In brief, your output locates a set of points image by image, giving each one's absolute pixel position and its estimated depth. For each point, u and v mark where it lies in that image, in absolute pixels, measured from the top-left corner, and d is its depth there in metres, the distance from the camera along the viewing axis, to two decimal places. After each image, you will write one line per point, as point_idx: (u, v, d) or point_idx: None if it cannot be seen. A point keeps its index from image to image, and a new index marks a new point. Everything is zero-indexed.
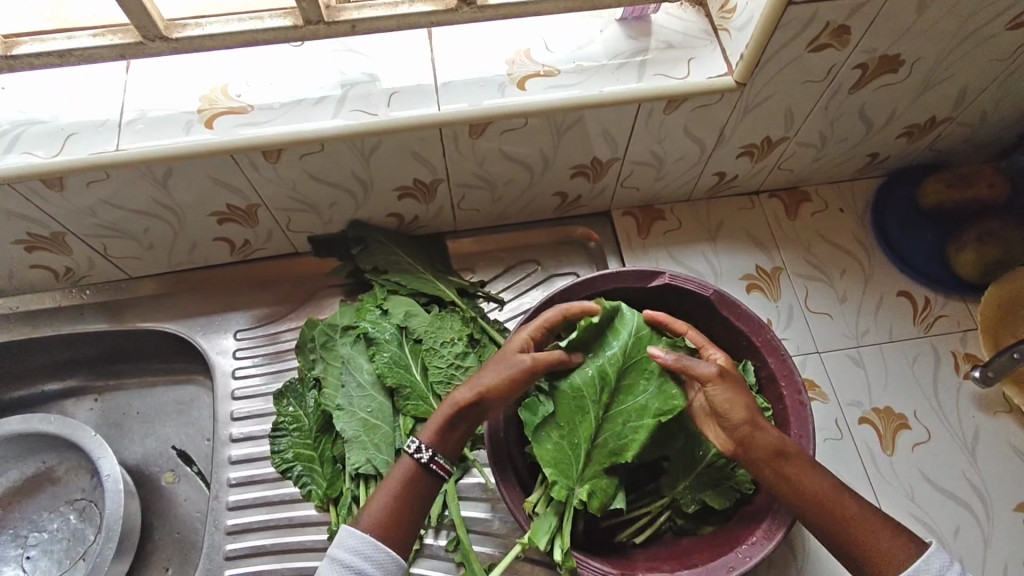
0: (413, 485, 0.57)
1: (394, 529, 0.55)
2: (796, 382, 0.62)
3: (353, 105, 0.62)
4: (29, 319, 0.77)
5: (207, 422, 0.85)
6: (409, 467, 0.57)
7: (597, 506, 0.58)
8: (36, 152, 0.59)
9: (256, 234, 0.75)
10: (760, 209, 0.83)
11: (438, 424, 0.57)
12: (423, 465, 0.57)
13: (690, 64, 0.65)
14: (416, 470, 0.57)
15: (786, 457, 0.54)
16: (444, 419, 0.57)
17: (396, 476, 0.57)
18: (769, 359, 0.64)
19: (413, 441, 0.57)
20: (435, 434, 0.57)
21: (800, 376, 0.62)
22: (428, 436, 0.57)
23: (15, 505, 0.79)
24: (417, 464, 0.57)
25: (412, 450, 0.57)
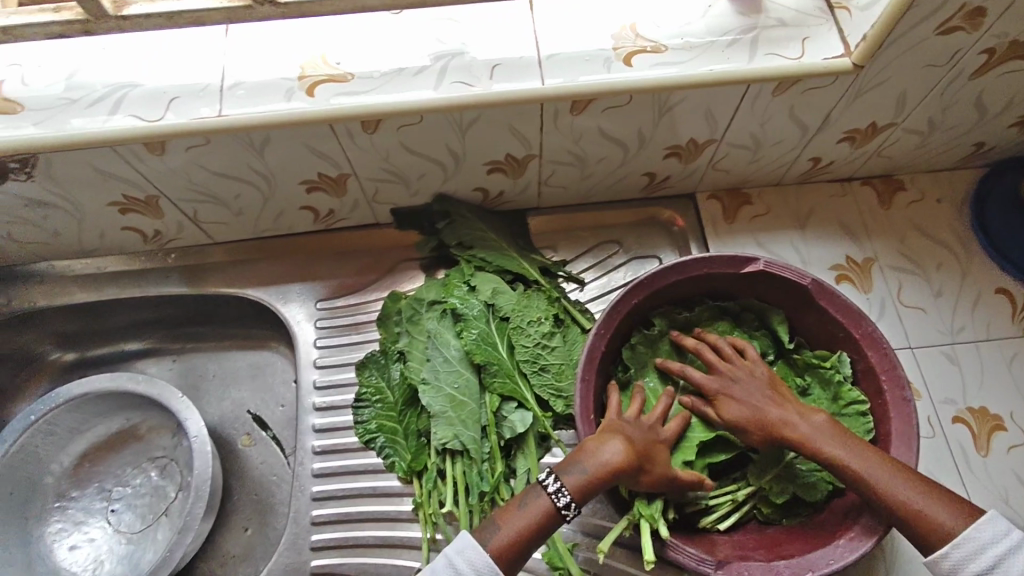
0: (546, 530, 0.54)
1: (514, 560, 0.53)
2: (899, 377, 0.59)
3: (454, 76, 0.61)
4: (117, 280, 0.79)
5: (282, 387, 0.87)
6: (550, 513, 0.54)
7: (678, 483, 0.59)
8: (140, 115, 0.59)
9: (341, 204, 0.74)
10: (852, 196, 0.81)
11: (592, 485, 0.54)
12: (563, 519, 0.54)
13: (805, 43, 0.61)
14: (555, 519, 0.54)
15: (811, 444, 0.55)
16: (600, 486, 0.55)
17: (530, 514, 0.54)
18: (868, 352, 0.62)
19: (560, 493, 0.54)
20: (584, 494, 0.54)
21: (903, 371, 0.60)
22: (573, 487, 0.54)
23: (100, 460, 0.81)
24: (557, 513, 0.54)
25: (562, 504, 0.54)
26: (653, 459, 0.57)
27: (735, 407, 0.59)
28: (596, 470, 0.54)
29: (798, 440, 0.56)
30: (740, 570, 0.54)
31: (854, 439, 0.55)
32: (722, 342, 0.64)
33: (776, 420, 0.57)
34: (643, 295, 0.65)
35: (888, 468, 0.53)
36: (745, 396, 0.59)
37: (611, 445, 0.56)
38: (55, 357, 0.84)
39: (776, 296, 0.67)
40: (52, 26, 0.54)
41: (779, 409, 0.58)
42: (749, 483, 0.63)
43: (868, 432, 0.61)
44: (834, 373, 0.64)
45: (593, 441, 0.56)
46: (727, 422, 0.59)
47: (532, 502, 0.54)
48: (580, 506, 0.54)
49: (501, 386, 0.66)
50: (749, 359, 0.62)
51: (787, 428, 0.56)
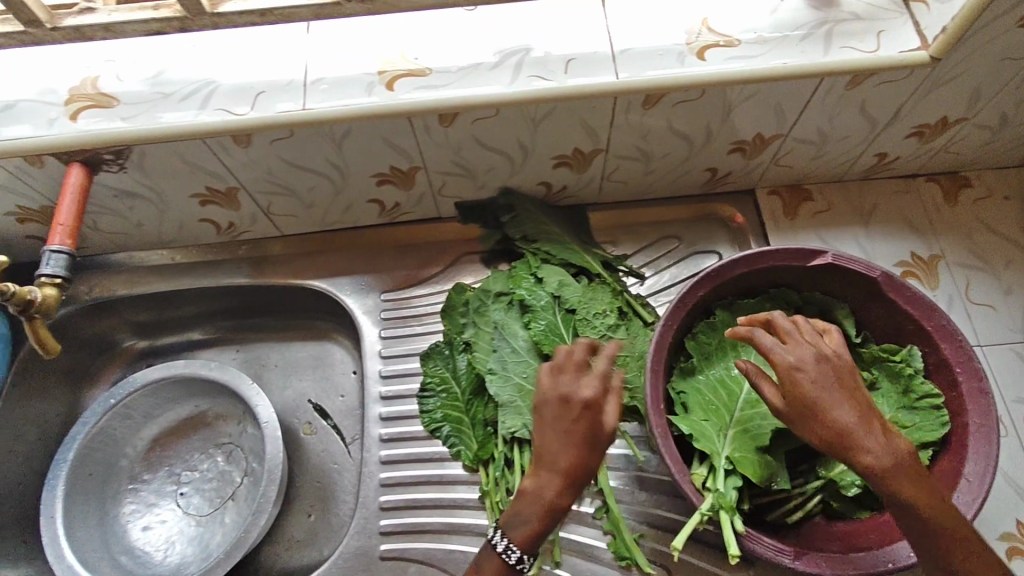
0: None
1: None
2: (975, 369, 0.59)
3: (530, 71, 0.62)
4: (190, 270, 0.82)
5: (342, 378, 0.88)
6: (502, 571, 0.52)
7: (752, 472, 0.59)
8: (230, 108, 0.61)
9: (408, 197, 0.76)
10: (916, 193, 0.80)
11: (537, 531, 0.52)
12: (519, 571, 0.53)
13: (880, 37, 0.62)
14: (511, 573, 0.53)
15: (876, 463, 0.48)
16: (542, 526, 0.52)
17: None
18: (942, 345, 0.61)
19: (510, 551, 0.52)
20: (533, 541, 0.52)
21: (979, 363, 0.59)
22: (523, 538, 0.52)
23: (169, 445, 0.84)
24: (513, 568, 0.52)
25: (513, 561, 0.52)
26: (579, 463, 0.50)
27: (818, 411, 0.49)
28: (538, 517, 0.51)
29: (872, 465, 0.48)
30: (817, 562, 0.55)
31: (920, 473, 0.49)
32: (805, 323, 0.55)
33: (855, 438, 0.49)
34: (710, 288, 0.66)
35: (948, 519, 0.48)
36: (833, 407, 0.49)
37: (545, 476, 0.51)
38: (129, 345, 0.87)
39: (845, 289, 0.66)
40: (153, 22, 0.56)
41: (869, 432, 0.49)
42: (820, 476, 0.62)
43: (943, 425, 0.60)
44: (905, 366, 0.62)
45: (529, 480, 0.52)
46: (792, 418, 0.51)
47: (484, 557, 0.53)
48: (532, 554, 0.53)
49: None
50: (836, 356, 0.52)
51: (864, 451, 0.48)
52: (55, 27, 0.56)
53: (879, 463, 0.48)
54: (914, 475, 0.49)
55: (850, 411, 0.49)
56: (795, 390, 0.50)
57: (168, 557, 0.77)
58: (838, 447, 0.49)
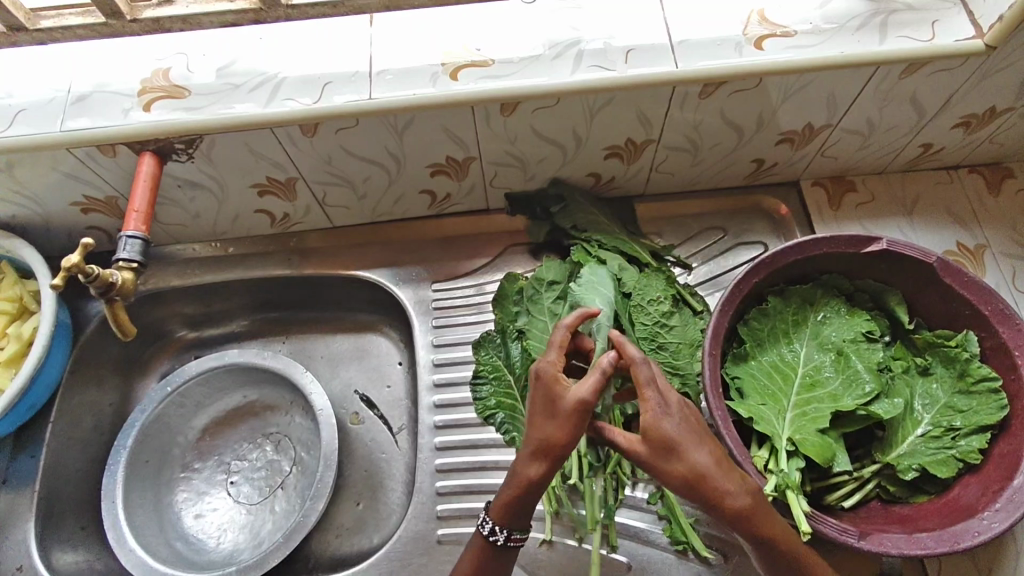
0: (489, 563, 0.58)
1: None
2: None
3: (591, 61, 0.63)
4: (242, 261, 0.83)
5: (388, 369, 0.90)
6: (487, 548, 0.58)
7: (815, 454, 0.59)
8: (297, 98, 0.63)
9: (459, 188, 0.77)
10: (958, 184, 0.81)
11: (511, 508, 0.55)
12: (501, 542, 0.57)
13: (934, 26, 0.63)
14: (492, 545, 0.57)
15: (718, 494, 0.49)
16: (511, 503, 0.55)
17: (471, 555, 0.58)
18: (999, 328, 0.62)
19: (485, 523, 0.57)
20: (511, 514, 0.55)
21: None
22: (501, 512, 0.56)
23: (218, 434, 0.85)
24: (492, 543, 0.57)
25: (487, 531, 0.57)
26: (550, 438, 0.51)
27: (678, 454, 0.49)
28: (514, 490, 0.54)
29: (725, 500, 0.49)
30: (882, 542, 0.55)
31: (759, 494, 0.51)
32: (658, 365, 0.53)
33: (711, 478, 0.49)
34: (765, 274, 0.67)
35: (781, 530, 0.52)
36: (690, 451, 0.49)
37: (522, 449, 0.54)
38: (180, 335, 0.89)
39: (897, 275, 0.67)
40: (229, 14, 0.59)
41: (722, 474, 0.49)
42: (877, 460, 0.63)
43: (1002, 408, 0.60)
44: (961, 351, 0.63)
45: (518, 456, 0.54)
46: (656, 473, 0.50)
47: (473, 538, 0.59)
48: (512, 526, 0.56)
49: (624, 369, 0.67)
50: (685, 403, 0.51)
51: (725, 493, 0.49)
52: (135, 19, 0.58)
53: (721, 496, 0.49)
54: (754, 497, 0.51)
55: (697, 452, 0.49)
56: (658, 446, 0.49)
57: (221, 544, 0.78)
58: (695, 493, 0.49)
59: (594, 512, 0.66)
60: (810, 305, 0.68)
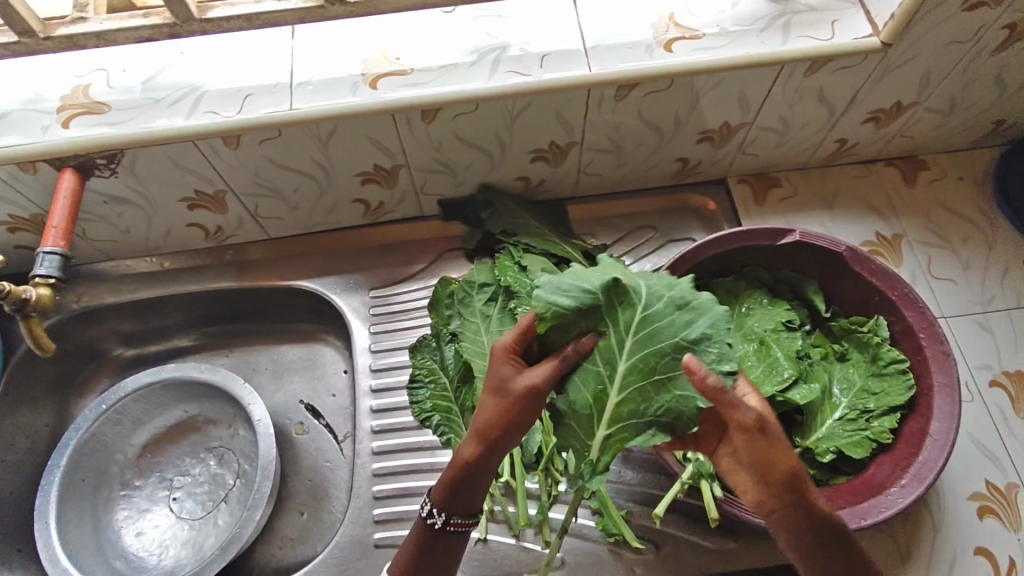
0: (424, 543, 0.57)
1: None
2: (938, 333, 0.62)
3: (507, 67, 0.65)
4: (177, 276, 0.83)
5: (333, 377, 0.90)
6: (426, 529, 0.57)
7: None
8: (218, 111, 0.63)
9: (391, 196, 0.78)
10: (876, 176, 0.84)
11: (450, 491, 0.55)
12: (436, 526, 0.56)
13: (834, 26, 0.66)
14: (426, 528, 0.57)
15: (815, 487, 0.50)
16: (452, 486, 0.55)
17: (414, 534, 0.58)
18: (905, 312, 0.64)
19: (425, 503, 0.56)
20: (446, 500, 0.55)
21: (941, 328, 0.63)
22: (439, 495, 0.55)
23: (160, 451, 0.84)
24: (430, 526, 0.56)
25: (425, 513, 0.56)
26: (493, 420, 0.53)
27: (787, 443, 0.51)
28: (454, 474, 0.55)
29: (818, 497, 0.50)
30: None
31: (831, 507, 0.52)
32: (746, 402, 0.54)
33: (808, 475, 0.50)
34: (686, 268, 0.68)
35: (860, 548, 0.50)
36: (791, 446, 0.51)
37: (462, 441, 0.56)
38: (117, 353, 0.88)
39: (813, 265, 0.69)
40: (143, 29, 0.59)
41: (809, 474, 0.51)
42: (797, 444, 0.65)
43: (910, 389, 0.62)
44: (873, 336, 0.65)
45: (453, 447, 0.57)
46: (752, 444, 0.50)
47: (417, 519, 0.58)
48: (448, 512, 0.55)
49: (614, 356, 0.52)
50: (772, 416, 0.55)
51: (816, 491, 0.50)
52: (49, 37, 0.58)
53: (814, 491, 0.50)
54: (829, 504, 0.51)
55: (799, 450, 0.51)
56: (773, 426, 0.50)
57: (162, 561, 0.78)
58: (798, 485, 0.50)
59: (525, 509, 0.67)
60: (733, 298, 0.70)
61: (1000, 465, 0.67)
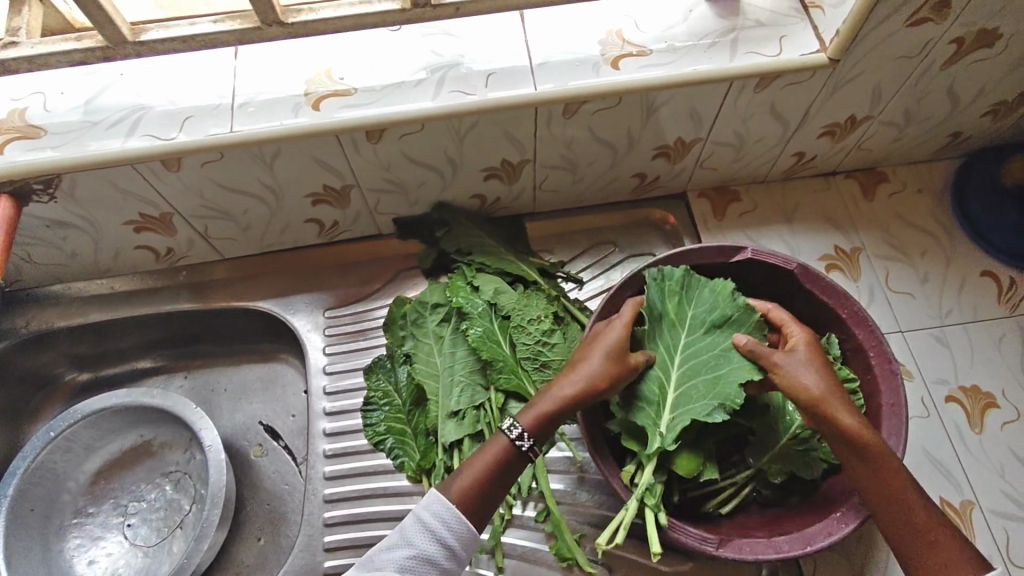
0: (502, 464, 0.56)
1: (479, 504, 0.55)
2: (886, 351, 0.62)
3: (452, 86, 0.64)
4: (128, 299, 0.81)
5: (292, 398, 0.88)
6: (509, 451, 0.56)
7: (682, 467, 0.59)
8: (157, 134, 0.62)
9: (344, 215, 0.77)
10: (835, 190, 0.84)
11: (547, 418, 0.56)
12: (520, 450, 0.56)
13: (782, 42, 0.65)
14: (511, 453, 0.56)
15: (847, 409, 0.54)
16: (551, 413, 0.56)
17: (487, 456, 0.56)
18: (856, 330, 0.63)
19: (514, 426, 0.56)
20: (540, 426, 0.56)
21: (890, 347, 0.62)
22: (533, 422, 0.56)
23: (114, 477, 0.83)
24: (514, 448, 0.56)
25: (513, 434, 0.56)
26: (604, 372, 0.57)
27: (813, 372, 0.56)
28: (552, 403, 0.57)
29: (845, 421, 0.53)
30: (741, 548, 0.56)
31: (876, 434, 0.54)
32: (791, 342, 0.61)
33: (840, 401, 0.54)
34: (639, 287, 0.66)
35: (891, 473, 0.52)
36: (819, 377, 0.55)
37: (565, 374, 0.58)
38: (70, 377, 0.86)
39: (765, 282, 0.68)
40: (75, 53, 0.58)
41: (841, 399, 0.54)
42: (750, 465, 0.63)
43: (858, 408, 0.62)
44: (825, 354, 0.64)
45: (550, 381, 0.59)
46: (814, 370, 0.55)
47: (492, 440, 0.57)
48: (536, 438, 0.56)
49: (668, 364, 0.61)
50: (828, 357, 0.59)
51: (844, 415, 0.54)
52: None
53: (835, 411, 0.54)
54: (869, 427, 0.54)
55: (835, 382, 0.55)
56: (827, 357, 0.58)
57: None
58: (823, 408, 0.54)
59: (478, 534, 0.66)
60: None
61: (954, 481, 0.67)
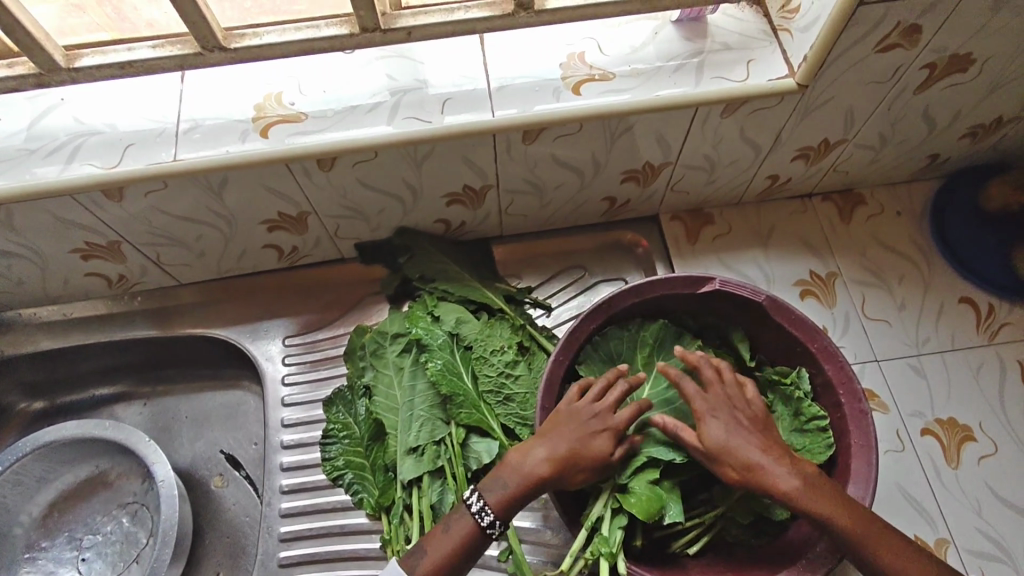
0: (473, 547, 0.55)
1: None
2: (856, 390, 0.60)
3: (407, 112, 0.62)
4: (81, 326, 0.79)
5: (254, 426, 0.86)
6: (474, 532, 0.55)
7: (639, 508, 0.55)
8: (97, 162, 0.60)
9: (304, 241, 0.75)
10: (812, 212, 0.81)
11: (514, 497, 0.55)
12: (489, 535, 0.55)
13: (749, 66, 0.63)
14: (479, 537, 0.55)
15: (781, 466, 0.53)
16: (518, 493, 0.55)
17: (459, 538, 0.55)
18: (825, 366, 0.61)
19: (483, 512, 0.55)
20: (506, 509, 0.55)
21: (860, 384, 0.60)
22: (496, 505, 0.55)
23: (68, 509, 0.80)
24: (479, 528, 0.55)
25: (481, 518, 0.55)
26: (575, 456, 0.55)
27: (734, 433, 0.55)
28: (518, 484, 0.55)
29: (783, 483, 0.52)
30: None
31: (820, 478, 0.53)
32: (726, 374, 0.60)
33: (769, 463, 0.53)
34: (602, 318, 0.65)
35: (846, 514, 0.52)
36: (742, 437, 0.55)
37: (537, 454, 0.56)
38: (24, 406, 0.84)
39: (733, 313, 0.66)
40: (7, 80, 0.56)
41: (774, 461, 0.53)
42: (719, 506, 0.60)
43: (829, 447, 0.60)
44: (795, 390, 0.62)
45: (515, 454, 0.57)
46: (740, 430, 0.55)
47: (459, 517, 0.56)
48: (503, 522, 0.55)
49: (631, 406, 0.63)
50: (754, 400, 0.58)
51: (780, 476, 0.52)
52: None
53: (768, 475, 0.53)
54: (810, 476, 0.53)
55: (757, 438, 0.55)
56: (759, 408, 0.57)
57: None
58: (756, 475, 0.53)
59: None
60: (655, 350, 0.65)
61: (930, 519, 0.65)
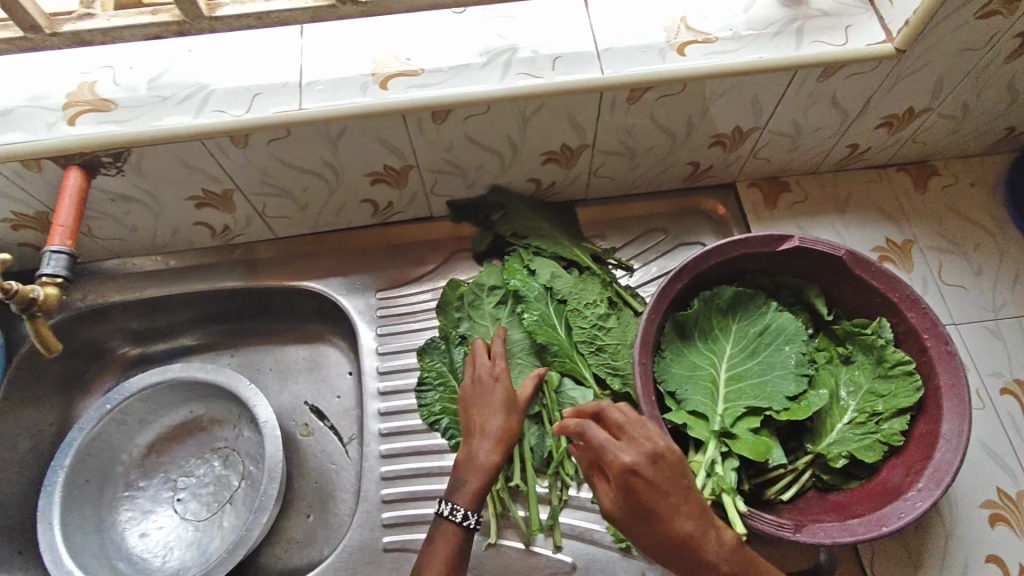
0: (465, 546, 0.61)
1: None
2: (941, 332, 0.62)
3: (519, 69, 0.65)
4: (182, 275, 0.82)
5: (337, 379, 0.89)
6: (459, 534, 0.61)
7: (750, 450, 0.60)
8: (227, 110, 0.63)
9: (400, 196, 0.78)
10: (887, 181, 0.84)
11: (477, 488, 0.63)
12: (471, 529, 0.62)
13: (847, 31, 0.66)
14: (467, 533, 0.62)
15: (706, 544, 0.52)
16: (479, 484, 0.63)
17: (445, 545, 0.61)
18: (909, 314, 0.64)
19: (454, 510, 0.62)
20: (474, 500, 0.63)
21: (944, 328, 0.62)
22: (467, 500, 0.62)
23: (163, 451, 0.84)
24: (464, 529, 0.62)
25: (457, 517, 0.62)
26: (503, 421, 0.66)
27: (658, 516, 0.52)
28: (470, 475, 0.64)
29: (707, 558, 0.52)
30: (816, 532, 0.56)
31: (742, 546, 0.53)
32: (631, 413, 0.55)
33: (694, 540, 0.52)
34: (686, 279, 0.67)
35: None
36: (665, 513, 0.52)
37: (480, 440, 0.65)
38: (122, 352, 0.87)
39: (810, 270, 0.69)
40: (151, 27, 0.58)
41: (704, 536, 0.52)
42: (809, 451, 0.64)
43: (919, 390, 0.62)
44: (876, 338, 0.65)
45: (464, 452, 0.65)
46: (660, 506, 0.52)
47: (439, 526, 0.62)
48: (478, 511, 0.62)
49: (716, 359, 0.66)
50: (669, 451, 0.53)
51: (705, 549, 0.52)
52: (55, 33, 0.57)
53: (698, 548, 0.52)
54: (737, 548, 0.53)
55: (682, 514, 0.52)
56: (673, 458, 0.53)
57: (167, 563, 0.77)
58: (681, 551, 0.52)
59: (535, 515, 0.67)
60: (731, 311, 0.68)
61: (1011, 473, 0.67)
